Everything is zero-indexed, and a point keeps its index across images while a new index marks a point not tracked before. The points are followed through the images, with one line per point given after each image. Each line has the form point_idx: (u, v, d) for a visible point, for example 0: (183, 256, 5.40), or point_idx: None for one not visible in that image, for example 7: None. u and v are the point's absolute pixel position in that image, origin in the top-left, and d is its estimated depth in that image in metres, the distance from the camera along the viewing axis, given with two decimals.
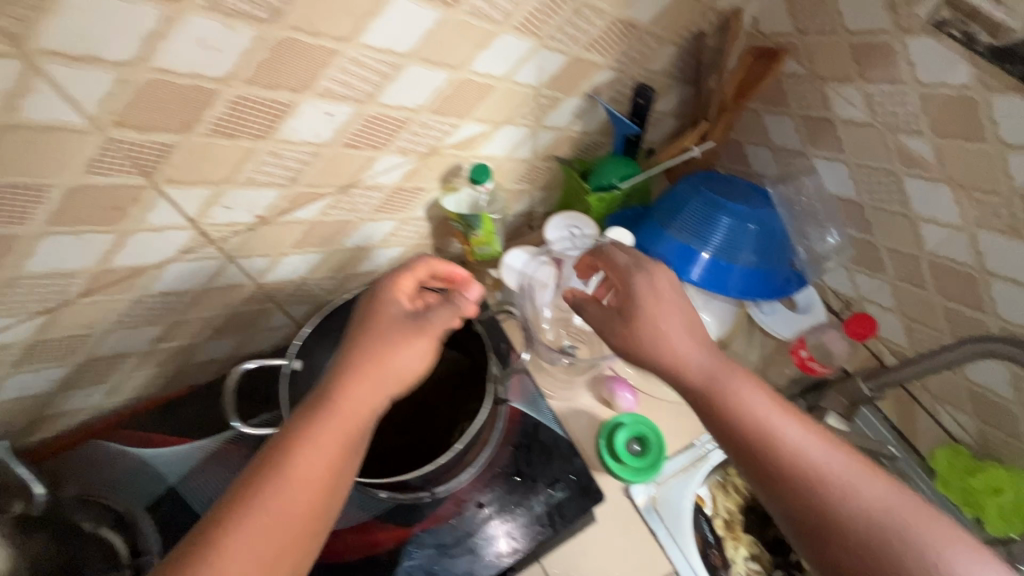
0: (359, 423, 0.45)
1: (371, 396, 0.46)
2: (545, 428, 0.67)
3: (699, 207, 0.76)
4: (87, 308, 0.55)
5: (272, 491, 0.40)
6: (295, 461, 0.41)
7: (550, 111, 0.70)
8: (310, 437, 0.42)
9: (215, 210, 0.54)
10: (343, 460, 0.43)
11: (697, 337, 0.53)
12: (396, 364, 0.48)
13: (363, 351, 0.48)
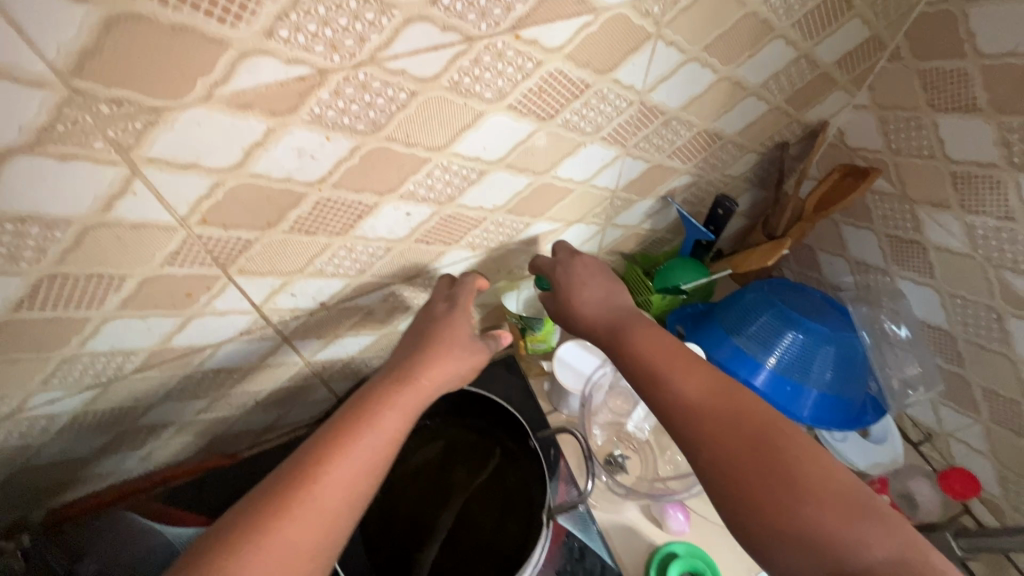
0: (366, 475, 0.44)
1: (385, 427, 0.46)
2: (592, 552, 0.62)
3: (769, 320, 0.71)
4: (139, 382, 0.54)
5: (275, 515, 0.40)
6: (313, 489, 0.42)
7: (623, 210, 0.68)
8: (327, 464, 0.43)
9: (281, 297, 0.53)
10: (339, 486, 0.43)
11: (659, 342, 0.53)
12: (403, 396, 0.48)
13: (379, 386, 0.49)
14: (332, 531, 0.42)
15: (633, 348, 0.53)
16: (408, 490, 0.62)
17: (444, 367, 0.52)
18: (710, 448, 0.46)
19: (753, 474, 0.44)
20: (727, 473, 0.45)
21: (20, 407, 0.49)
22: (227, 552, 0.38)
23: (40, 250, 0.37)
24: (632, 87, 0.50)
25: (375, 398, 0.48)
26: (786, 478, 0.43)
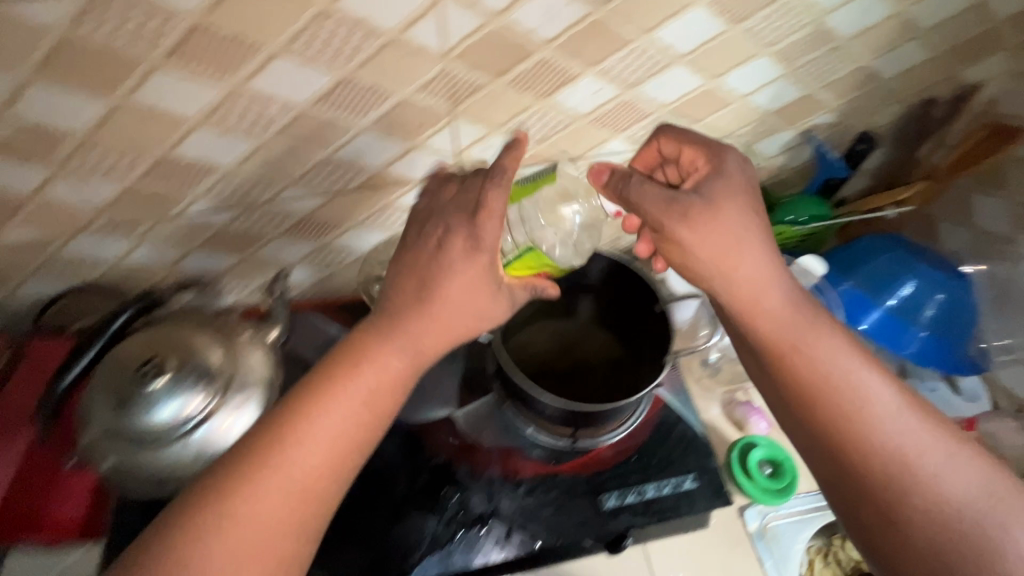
0: (359, 420, 0.46)
1: (375, 375, 0.47)
2: (685, 421, 0.70)
3: (888, 261, 0.76)
4: (352, 201, 0.67)
5: (276, 450, 0.43)
6: (307, 429, 0.44)
7: (765, 137, 0.74)
8: (320, 405, 0.45)
9: (477, 148, 0.64)
10: (329, 430, 0.44)
11: (803, 330, 0.50)
12: (401, 336, 0.48)
13: (377, 323, 0.48)
14: (327, 471, 0.44)
15: (784, 315, 0.51)
16: (542, 339, 0.75)
17: (446, 308, 0.48)
18: (805, 385, 0.49)
19: (855, 420, 0.47)
20: (826, 413, 0.48)
21: (275, 197, 0.64)
22: (230, 485, 0.42)
23: (353, 53, 0.50)
24: (815, 7, 0.57)
25: (373, 335, 0.48)
26: (887, 425, 0.47)
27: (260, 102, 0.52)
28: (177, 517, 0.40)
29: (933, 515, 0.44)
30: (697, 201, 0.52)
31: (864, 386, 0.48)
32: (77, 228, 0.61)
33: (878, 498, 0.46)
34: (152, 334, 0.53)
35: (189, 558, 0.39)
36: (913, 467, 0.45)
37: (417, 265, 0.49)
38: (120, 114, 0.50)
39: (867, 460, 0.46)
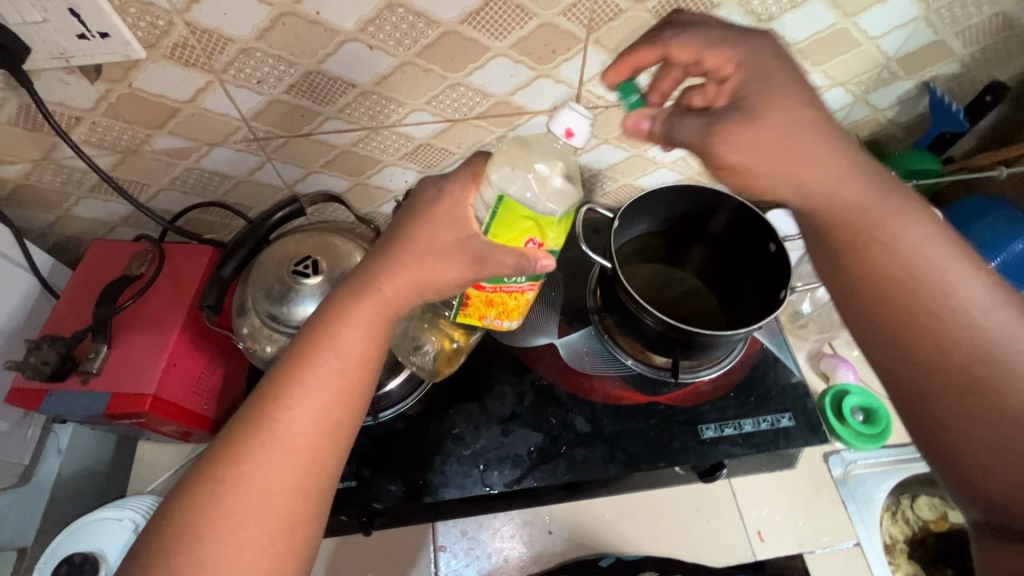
0: (344, 381, 0.44)
1: (353, 341, 0.45)
2: (783, 363, 0.71)
3: (1001, 218, 0.75)
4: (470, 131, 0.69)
5: (266, 420, 0.42)
6: (290, 394, 0.43)
7: (882, 86, 0.73)
8: (300, 369, 0.44)
9: (601, 80, 0.65)
10: (314, 393, 0.43)
11: (918, 260, 0.41)
12: (377, 297, 0.47)
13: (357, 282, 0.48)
14: (316, 434, 0.43)
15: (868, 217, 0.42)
16: (644, 275, 0.76)
17: (424, 271, 0.47)
18: (895, 297, 0.41)
19: (936, 336, 0.39)
20: (917, 355, 0.40)
21: (401, 120, 0.66)
22: (230, 456, 0.41)
23: None
24: None
25: (349, 300, 0.47)
26: (986, 344, 0.38)
27: (413, 17, 0.54)
28: (190, 488, 0.40)
29: (1016, 428, 0.37)
30: (734, 116, 0.43)
31: (959, 294, 0.39)
32: (219, 139, 0.64)
33: (954, 418, 0.39)
34: (296, 239, 0.56)
35: (198, 533, 0.38)
36: (998, 373, 0.38)
37: (401, 232, 0.49)
38: (286, 21, 0.53)
39: (941, 365, 0.39)
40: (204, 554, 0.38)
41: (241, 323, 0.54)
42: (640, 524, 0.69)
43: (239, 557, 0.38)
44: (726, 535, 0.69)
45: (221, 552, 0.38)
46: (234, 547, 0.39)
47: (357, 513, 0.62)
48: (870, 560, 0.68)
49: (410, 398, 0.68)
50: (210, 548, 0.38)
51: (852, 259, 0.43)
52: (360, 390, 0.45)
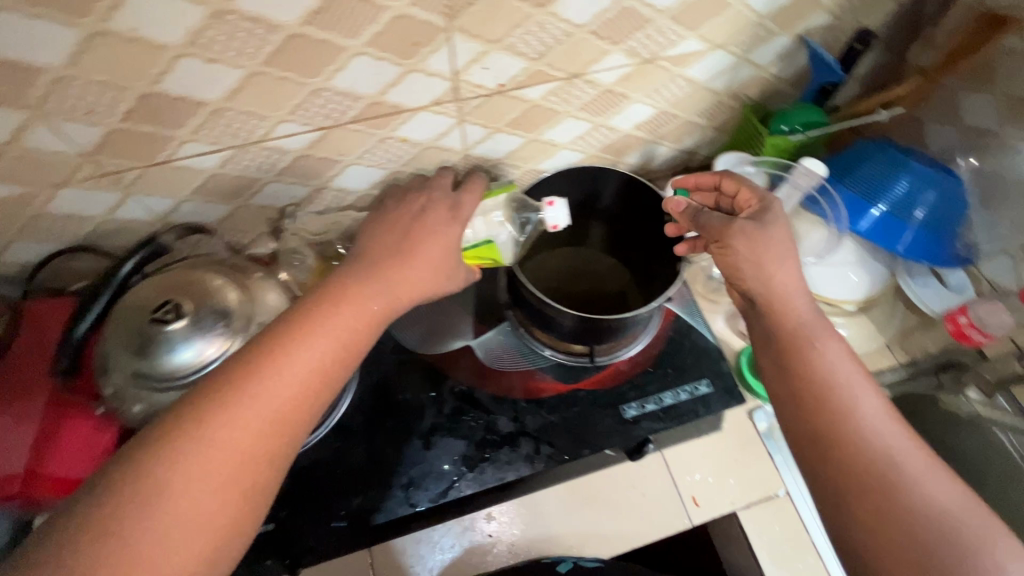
0: (331, 351, 0.47)
1: (345, 317, 0.49)
2: (696, 331, 0.73)
3: (882, 162, 0.78)
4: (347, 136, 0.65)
5: (249, 379, 0.44)
6: (276, 358, 0.45)
7: (761, 44, 0.73)
8: (290, 336, 0.46)
9: (475, 68, 0.62)
10: (301, 360, 0.46)
11: (836, 370, 0.53)
12: (371, 284, 0.52)
13: (354, 269, 0.54)
14: (294, 399, 0.45)
15: (800, 332, 0.55)
16: (553, 265, 0.77)
17: (416, 264, 0.55)
18: (811, 393, 0.52)
19: (845, 442, 0.49)
20: (815, 433, 0.51)
21: (268, 134, 0.61)
22: (204, 408, 0.42)
23: None
24: None
25: (345, 285, 0.52)
26: (869, 437, 0.49)
27: (248, 23, 0.49)
28: (153, 435, 0.41)
29: (912, 525, 0.45)
30: (748, 225, 0.58)
31: (862, 411, 0.50)
32: (62, 179, 0.58)
33: (847, 507, 0.48)
34: (160, 280, 0.52)
35: (159, 475, 0.39)
36: (898, 475, 0.47)
37: (398, 226, 0.58)
38: (98, 42, 0.47)
39: (858, 466, 0.48)
40: (162, 495, 0.38)
41: (102, 382, 0.50)
42: (579, 511, 0.69)
43: (194, 506, 0.39)
44: (662, 506, 0.70)
45: (175, 500, 0.39)
46: (190, 493, 0.39)
47: (280, 555, 0.59)
48: (798, 507, 0.70)
49: (324, 424, 0.65)
50: (164, 492, 0.38)
51: (791, 368, 0.54)
52: (344, 364, 0.48)
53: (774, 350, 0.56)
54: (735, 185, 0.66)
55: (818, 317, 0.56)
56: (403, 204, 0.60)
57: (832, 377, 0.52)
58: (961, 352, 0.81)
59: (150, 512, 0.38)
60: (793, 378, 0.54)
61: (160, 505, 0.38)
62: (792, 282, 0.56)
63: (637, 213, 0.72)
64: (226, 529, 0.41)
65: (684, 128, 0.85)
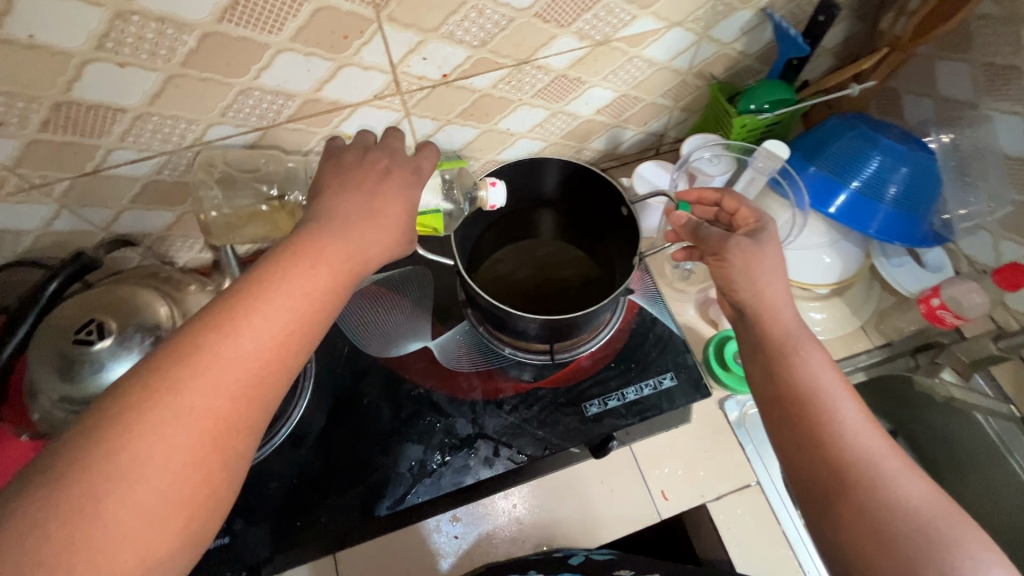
0: (287, 325, 0.40)
1: (302, 282, 0.41)
2: (661, 322, 0.73)
3: (853, 140, 0.75)
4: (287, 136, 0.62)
5: (186, 365, 0.36)
6: (219, 338, 0.37)
7: (722, 20, 0.70)
8: (234, 310, 0.38)
9: (414, 59, 0.59)
10: (249, 338, 0.38)
11: (823, 381, 0.50)
12: (333, 243, 0.43)
13: (310, 225, 0.44)
14: (245, 384, 0.37)
15: (781, 341, 0.52)
16: (513, 260, 0.76)
17: (380, 221, 0.47)
18: (792, 403, 0.50)
19: (818, 443, 0.47)
20: (793, 443, 0.49)
21: (201, 138, 0.59)
22: (131, 404, 0.34)
23: None
24: None
25: (301, 243, 0.43)
26: (849, 447, 0.47)
27: (156, 24, 0.46)
28: (68, 440, 0.33)
29: (888, 530, 0.43)
30: (744, 240, 0.55)
31: (840, 416, 0.48)
32: None
33: (829, 520, 0.46)
34: (86, 297, 0.50)
35: (81, 488, 0.31)
36: (876, 477, 0.45)
37: (360, 176, 0.49)
38: None
39: (830, 467, 0.46)
40: (85, 513, 0.31)
41: (35, 407, 0.49)
42: (544, 510, 0.67)
43: (129, 521, 0.32)
44: (630, 502, 0.68)
45: (103, 516, 0.31)
46: (122, 507, 0.32)
47: (236, 567, 0.58)
48: (769, 496, 0.68)
49: (281, 430, 0.65)
50: (90, 509, 0.31)
51: (774, 373, 0.52)
52: (305, 340, 0.41)
53: (759, 362, 0.54)
54: (734, 202, 0.62)
55: (779, 307, 0.54)
56: (364, 153, 0.51)
57: (814, 387, 0.50)
58: (937, 332, 0.79)
59: (71, 534, 0.30)
60: (776, 389, 0.51)
61: (85, 524, 0.31)
62: (747, 272, 0.54)
63: (590, 202, 0.70)
64: (171, 542, 0.34)
65: (648, 111, 0.82)
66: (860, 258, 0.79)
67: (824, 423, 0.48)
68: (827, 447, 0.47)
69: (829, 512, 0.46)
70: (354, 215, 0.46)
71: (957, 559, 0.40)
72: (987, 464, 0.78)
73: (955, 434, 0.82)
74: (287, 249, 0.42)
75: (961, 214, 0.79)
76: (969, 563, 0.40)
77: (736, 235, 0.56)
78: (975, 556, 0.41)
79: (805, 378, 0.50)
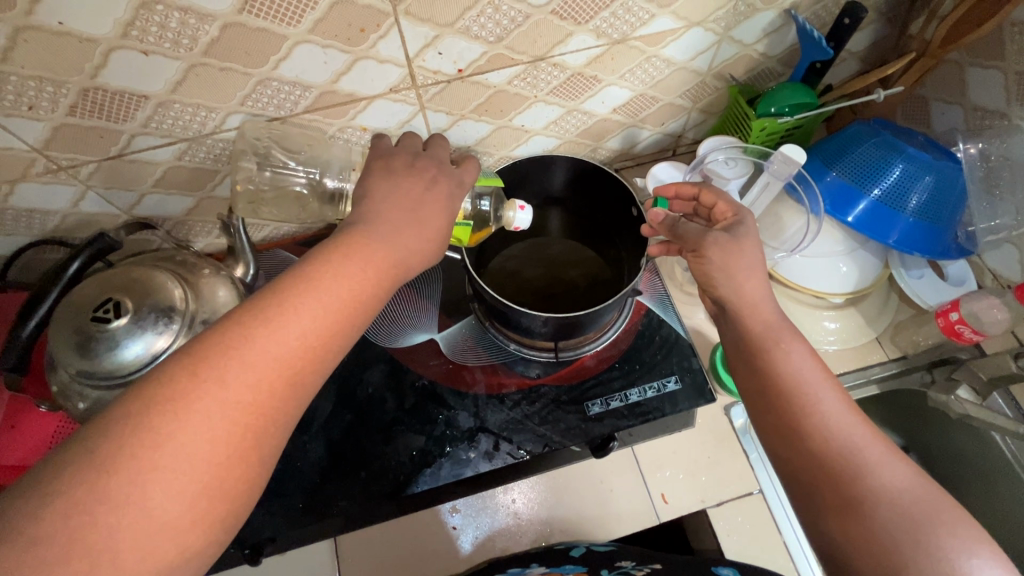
0: (323, 327, 0.39)
1: (340, 282, 0.40)
2: (668, 325, 0.73)
3: (875, 147, 0.73)
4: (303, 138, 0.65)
5: (221, 362, 0.35)
6: (253, 336, 0.36)
7: (743, 21, 0.69)
8: (271, 307, 0.37)
9: (429, 54, 0.59)
10: (282, 337, 0.37)
11: (809, 375, 0.50)
12: (375, 244, 0.42)
13: (352, 225, 0.43)
14: (276, 383, 0.37)
15: (763, 333, 0.52)
16: (522, 256, 0.76)
17: (424, 228, 0.45)
18: (779, 397, 0.50)
19: (803, 438, 0.48)
20: (777, 435, 0.50)
21: (221, 126, 0.60)
22: (162, 401, 0.33)
23: None
24: None
25: (343, 243, 0.41)
26: (833, 436, 0.47)
27: (179, 14, 0.48)
28: (95, 436, 0.32)
29: (879, 519, 0.44)
30: (722, 236, 0.55)
31: (823, 409, 0.48)
32: (17, 175, 0.57)
33: (822, 514, 0.46)
34: (106, 277, 0.52)
35: (112, 483, 0.31)
36: (860, 463, 0.46)
37: (411, 181, 0.47)
38: (25, 37, 0.46)
39: (816, 462, 0.47)
40: (115, 508, 0.31)
41: (54, 380, 0.51)
42: (544, 506, 0.67)
43: (157, 519, 0.32)
44: (630, 503, 0.68)
45: (132, 513, 0.31)
46: (151, 505, 0.32)
47: (240, 544, 0.60)
48: (772, 506, 0.67)
49: None
50: (118, 506, 0.31)
51: (757, 368, 0.52)
52: (338, 342, 0.40)
53: (741, 354, 0.54)
54: (712, 197, 0.62)
55: (763, 302, 0.53)
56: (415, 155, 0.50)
57: (800, 381, 0.50)
58: (955, 348, 0.77)
59: (99, 530, 0.30)
60: (761, 383, 0.51)
61: (114, 518, 0.30)
62: (753, 277, 0.53)
63: (601, 202, 0.70)
64: (198, 538, 0.33)
65: (666, 111, 0.81)
66: (878, 267, 0.77)
67: (808, 415, 0.48)
68: (816, 443, 0.47)
69: (820, 505, 0.47)
70: (400, 218, 0.44)
71: (943, 541, 0.42)
72: (1002, 485, 0.76)
73: (970, 452, 0.80)
74: (332, 247, 0.41)
75: (986, 227, 0.74)
76: (956, 543, 0.42)
77: (713, 230, 0.56)
78: (957, 535, 0.42)
79: (790, 370, 0.50)
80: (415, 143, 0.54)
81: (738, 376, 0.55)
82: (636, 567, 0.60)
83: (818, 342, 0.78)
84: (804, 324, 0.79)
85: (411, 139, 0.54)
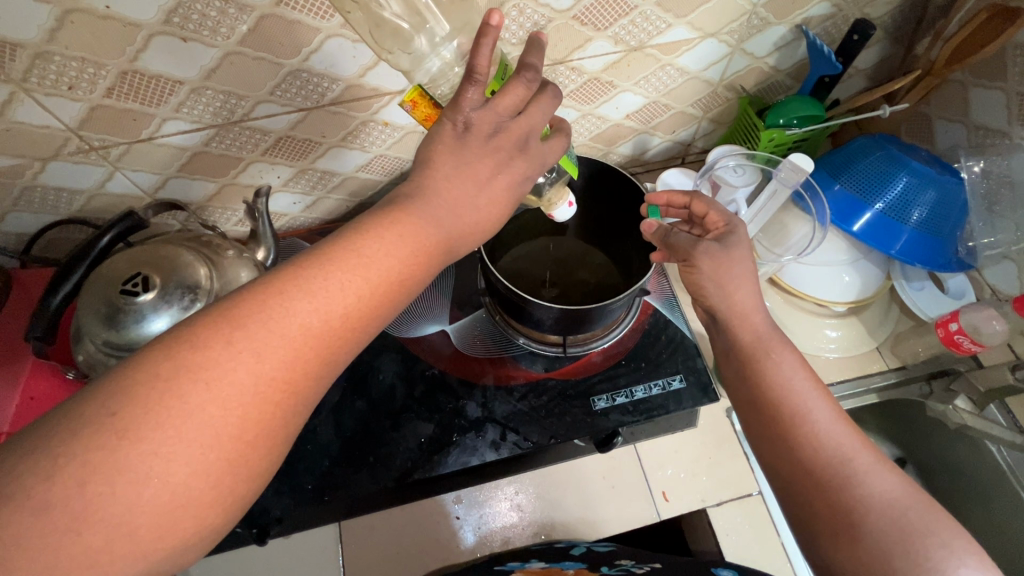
0: (358, 309, 0.40)
1: (381, 268, 0.41)
2: (674, 325, 0.75)
3: (881, 161, 0.75)
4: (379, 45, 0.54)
5: (258, 333, 0.36)
6: (289, 313, 0.37)
7: (756, 33, 0.71)
8: (312, 284, 0.38)
9: None
10: (319, 316, 0.38)
11: (806, 387, 0.51)
12: (420, 230, 0.43)
13: (401, 205, 0.44)
14: (308, 364, 0.38)
15: (756, 344, 0.54)
16: (533, 254, 0.79)
17: (472, 220, 0.46)
18: (770, 409, 0.51)
19: (793, 445, 0.49)
20: (768, 446, 0.52)
21: (248, 114, 0.62)
22: (195, 366, 0.34)
23: None
24: None
25: (388, 224, 0.42)
26: (821, 446, 0.49)
27: (220, 4, 0.50)
28: (122, 399, 0.33)
29: (868, 532, 0.45)
30: (712, 246, 0.56)
31: (814, 417, 0.50)
32: (50, 153, 0.59)
33: (810, 522, 0.48)
34: (134, 252, 0.54)
35: (137, 452, 0.32)
36: (849, 474, 0.47)
37: (476, 167, 0.45)
38: (73, 19, 0.48)
39: (806, 470, 0.48)
40: (138, 479, 0.32)
41: (81, 351, 0.53)
42: (546, 501, 0.68)
43: (178, 493, 0.33)
44: (631, 502, 0.69)
45: (156, 484, 0.32)
46: (177, 478, 0.33)
47: (248, 524, 0.61)
48: (771, 508, 0.68)
49: None
50: (143, 476, 0.32)
51: (747, 378, 0.54)
52: (370, 326, 0.41)
53: (734, 362, 0.55)
54: (700, 206, 0.62)
55: (751, 311, 0.55)
56: (492, 131, 0.45)
57: (794, 391, 0.51)
58: (954, 359, 0.79)
59: (120, 501, 0.31)
60: (753, 393, 0.53)
61: (136, 491, 0.31)
62: (744, 284, 0.55)
63: (612, 204, 0.72)
64: (216, 513, 0.35)
65: (678, 119, 0.84)
66: (880, 278, 0.79)
67: (800, 422, 0.50)
68: (807, 451, 0.49)
69: (806, 511, 0.48)
70: (445, 202, 0.45)
71: (929, 549, 0.43)
72: (996, 495, 0.77)
73: (965, 463, 0.81)
74: (375, 224, 0.42)
75: (987, 242, 0.77)
76: (942, 553, 0.43)
77: (712, 239, 0.57)
78: (944, 545, 0.43)
79: (780, 379, 0.52)
80: (512, 107, 0.45)
81: (729, 386, 0.57)
82: (635, 566, 0.60)
83: (818, 348, 0.80)
84: (806, 331, 0.81)
85: (515, 98, 0.45)
